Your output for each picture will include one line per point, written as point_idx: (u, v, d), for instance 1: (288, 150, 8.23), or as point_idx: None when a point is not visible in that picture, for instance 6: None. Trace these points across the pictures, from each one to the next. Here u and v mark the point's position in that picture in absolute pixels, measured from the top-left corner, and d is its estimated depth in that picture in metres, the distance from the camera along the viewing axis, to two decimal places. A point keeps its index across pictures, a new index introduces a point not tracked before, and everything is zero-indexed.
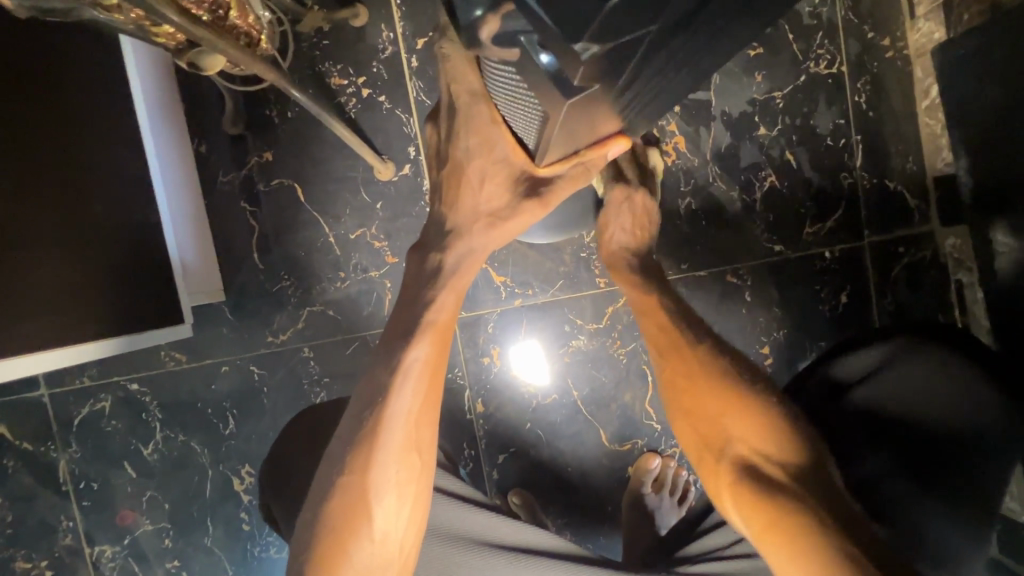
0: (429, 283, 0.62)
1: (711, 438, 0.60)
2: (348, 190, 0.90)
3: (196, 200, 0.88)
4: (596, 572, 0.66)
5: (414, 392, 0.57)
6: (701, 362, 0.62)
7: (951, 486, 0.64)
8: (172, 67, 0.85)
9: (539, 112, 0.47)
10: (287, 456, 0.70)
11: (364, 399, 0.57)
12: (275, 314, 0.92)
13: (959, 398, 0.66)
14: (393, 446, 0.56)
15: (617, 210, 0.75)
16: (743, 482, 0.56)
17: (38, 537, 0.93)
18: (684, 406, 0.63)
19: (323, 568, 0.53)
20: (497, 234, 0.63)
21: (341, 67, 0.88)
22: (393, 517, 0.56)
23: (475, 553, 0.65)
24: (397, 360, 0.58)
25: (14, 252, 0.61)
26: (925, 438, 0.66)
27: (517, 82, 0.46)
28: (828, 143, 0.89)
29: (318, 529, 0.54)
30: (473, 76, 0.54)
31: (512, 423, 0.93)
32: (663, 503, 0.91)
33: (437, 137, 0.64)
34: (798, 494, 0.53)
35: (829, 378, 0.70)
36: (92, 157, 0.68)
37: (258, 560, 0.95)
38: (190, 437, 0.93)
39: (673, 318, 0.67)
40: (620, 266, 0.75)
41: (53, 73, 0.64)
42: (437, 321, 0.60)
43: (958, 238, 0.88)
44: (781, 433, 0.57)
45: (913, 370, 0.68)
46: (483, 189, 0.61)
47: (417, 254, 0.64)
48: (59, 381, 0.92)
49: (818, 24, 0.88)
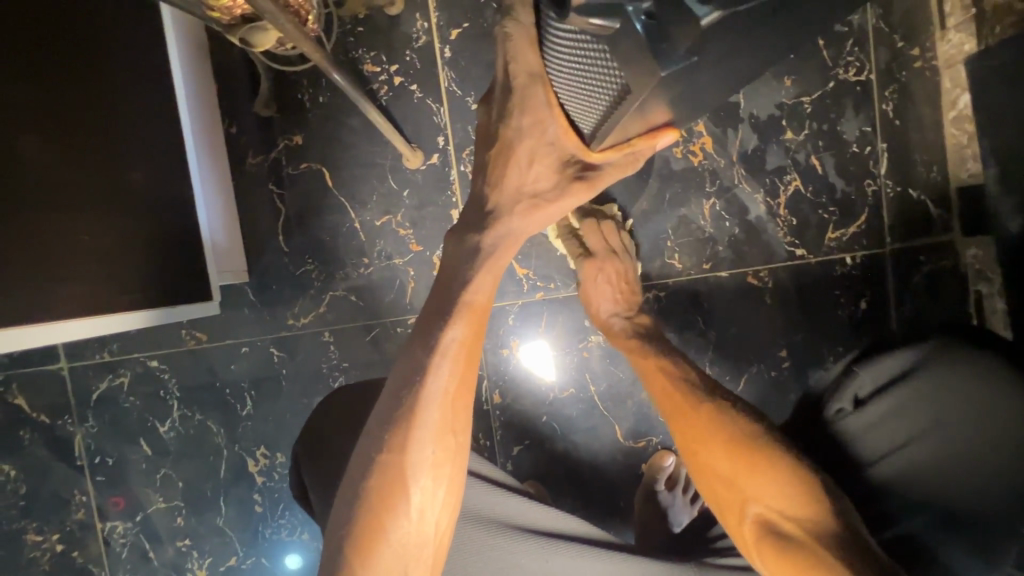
0: (463, 263, 0.62)
1: (729, 497, 0.61)
2: (376, 176, 0.91)
3: (224, 179, 0.88)
4: (621, 560, 0.66)
5: (450, 371, 0.58)
6: (705, 421, 0.64)
7: (993, 495, 0.61)
8: (207, 46, 0.86)
9: (617, 88, 0.48)
10: (314, 437, 0.71)
11: (400, 377, 0.58)
12: (297, 297, 0.92)
13: (1008, 405, 0.62)
14: (427, 428, 0.56)
15: (593, 283, 0.83)
16: (767, 543, 0.56)
17: (50, 510, 0.93)
18: (697, 468, 0.64)
19: (360, 548, 0.54)
20: (536, 218, 0.64)
21: (374, 55, 0.88)
22: (428, 498, 0.56)
23: (502, 535, 0.66)
24: (432, 340, 0.58)
25: (60, 217, 0.61)
26: (956, 444, 0.64)
27: (590, 49, 0.47)
28: (854, 150, 0.90)
29: (356, 506, 0.55)
30: (534, 55, 0.56)
31: (528, 417, 0.94)
32: (676, 501, 0.89)
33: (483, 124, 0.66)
34: (823, 552, 0.52)
35: (861, 378, 0.69)
36: (127, 128, 0.69)
37: (269, 542, 0.95)
38: (207, 416, 0.93)
39: (681, 382, 0.70)
40: (614, 329, 0.82)
41: (99, 41, 0.65)
42: (475, 302, 0.61)
43: (981, 248, 0.88)
44: (793, 488, 0.57)
45: (947, 374, 0.65)
46: (529, 173, 0.62)
47: (452, 237, 0.65)
48: (79, 354, 0.92)
49: (849, 31, 0.89)
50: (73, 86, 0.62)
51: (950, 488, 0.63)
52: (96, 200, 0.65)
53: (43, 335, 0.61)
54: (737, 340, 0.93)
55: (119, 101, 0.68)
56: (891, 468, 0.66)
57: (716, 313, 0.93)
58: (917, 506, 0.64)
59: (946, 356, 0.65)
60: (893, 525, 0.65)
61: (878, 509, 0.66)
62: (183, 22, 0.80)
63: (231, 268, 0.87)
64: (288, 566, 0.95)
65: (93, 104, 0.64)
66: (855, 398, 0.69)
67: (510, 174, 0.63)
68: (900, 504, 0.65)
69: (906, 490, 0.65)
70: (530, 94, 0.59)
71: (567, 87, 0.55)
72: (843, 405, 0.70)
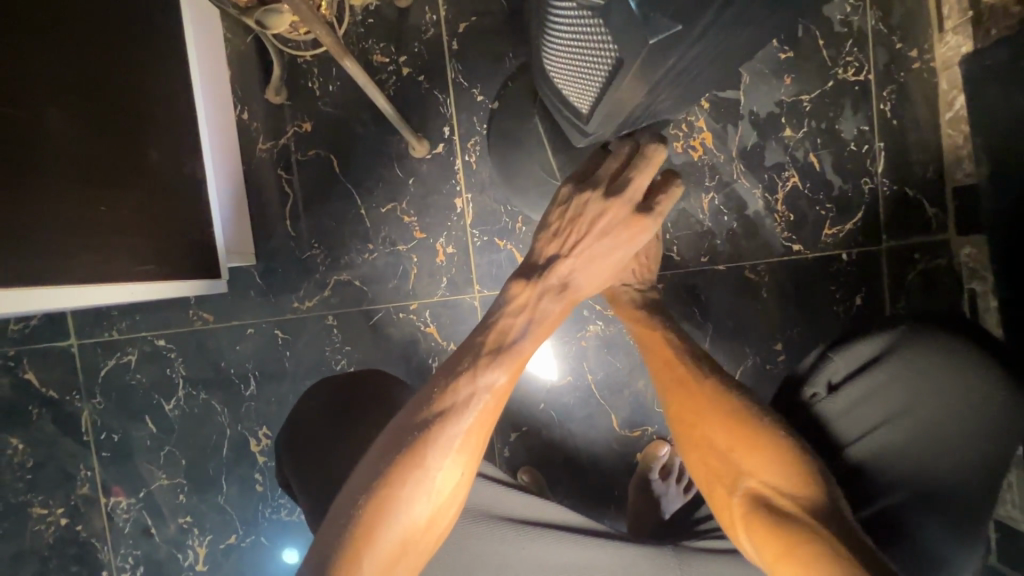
0: (521, 320, 0.60)
1: (723, 472, 0.59)
2: (382, 164, 0.93)
3: (235, 162, 0.90)
4: (594, 543, 0.67)
5: (480, 411, 0.55)
6: (711, 397, 0.63)
7: (952, 473, 0.65)
8: (220, 34, 0.89)
9: (611, 61, 0.51)
10: (304, 425, 0.73)
11: (430, 395, 0.55)
12: (302, 281, 0.94)
13: (972, 384, 0.66)
14: (449, 454, 0.53)
15: None
16: (755, 519, 0.55)
17: (56, 485, 0.95)
18: (693, 440, 0.63)
19: (354, 551, 0.49)
20: (601, 272, 0.66)
21: (383, 46, 0.91)
22: (440, 511, 0.53)
23: (484, 525, 0.67)
24: (471, 377, 0.56)
25: (82, 190, 0.62)
26: (925, 429, 0.66)
27: (584, 37, 0.53)
28: (852, 149, 0.92)
29: (346, 530, 0.50)
30: (662, 209, 0.64)
31: (526, 404, 0.96)
32: (670, 490, 0.91)
33: (577, 198, 0.63)
34: (810, 525, 0.51)
35: (835, 363, 0.69)
36: (138, 105, 0.71)
37: (269, 521, 0.96)
38: (211, 395, 0.95)
39: (687, 359, 0.69)
40: (622, 299, 0.78)
41: (113, 15, 0.67)
42: (517, 351, 0.59)
43: (975, 248, 0.90)
44: (789, 464, 0.56)
45: (919, 357, 0.67)
46: (602, 264, 0.65)
47: (519, 284, 0.62)
48: (88, 331, 0.94)
49: (848, 32, 0.91)
50: (94, 62, 0.64)
51: (919, 472, 0.65)
52: (113, 175, 0.67)
53: (57, 298, 0.60)
54: (733, 333, 0.94)
55: (133, 77, 0.70)
56: (866, 451, 0.66)
57: (713, 305, 0.94)
58: (894, 485, 0.65)
59: (923, 340, 0.67)
60: (866, 508, 0.66)
61: (858, 490, 0.66)
62: (201, 15, 0.84)
63: (238, 250, 0.90)
64: (287, 546, 0.97)
65: (112, 81, 0.67)
66: (830, 382, 0.69)
67: (586, 275, 0.65)
68: (874, 485, 0.66)
69: (875, 475, 0.66)
70: (570, 99, 0.64)
71: (583, 92, 0.60)
72: (818, 390, 0.69)
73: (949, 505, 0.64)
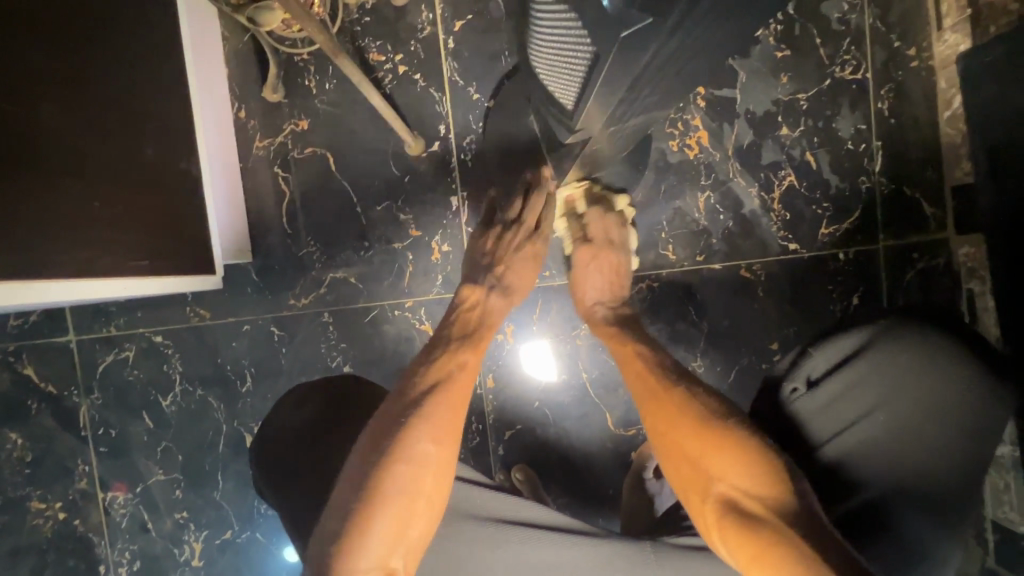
0: (480, 310, 0.75)
1: (695, 478, 0.59)
2: (378, 162, 0.93)
3: (232, 161, 0.92)
4: (580, 542, 0.67)
5: (454, 390, 0.63)
6: (680, 405, 0.63)
7: (931, 470, 0.64)
8: (218, 33, 0.90)
9: (588, 56, 0.52)
10: (290, 423, 0.73)
11: (409, 383, 0.62)
12: (298, 278, 0.95)
13: (954, 381, 0.65)
14: (427, 436, 0.57)
15: (586, 269, 0.82)
16: (730, 521, 0.54)
17: (54, 479, 0.96)
18: (666, 448, 0.62)
19: (352, 542, 0.51)
20: (523, 277, 0.80)
21: (379, 44, 0.91)
22: (430, 492, 0.56)
23: (470, 525, 0.68)
24: (445, 361, 0.66)
25: (76, 184, 0.62)
26: (903, 426, 0.65)
27: (567, 31, 0.54)
28: (849, 147, 0.91)
29: (344, 522, 0.52)
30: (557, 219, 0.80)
31: (521, 402, 0.96)
32: (664, 489, 0.90)
33: (493, 232, 0.80)
34: (782, 529, 0.51)
35: (814, 359, 0.68)
36: (133, 100, 0.71)
37: (264, 517, 0.97)
38: (208, 391, 0.96)
39: (654, 366, 0.69)
40: (595, 318, 0.82)
41: (109, 13, 0.68)
42: (476, 335, 0.72)
43: (972, 248, 0.88)
44: (756, 467, 0.55)
45: (898, 353, 0.66)
46: (527, 266, 0.79)
47: (469, 288, 0.76)
48: (87, 326, 0.95)
49: (845, 30, 0.90)
50: (92, 58, 0.65)
51: (898, 469, 0.64)
52: (107, 170, 0.67)
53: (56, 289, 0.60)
54: (729, 332, 0.94)
55: (129, 73, 0.71)
56: (843, 448, 0.66)
57: (708, 304, 0.94)
58: (873, 482, 0.65)
59: (901, 337, 0.67)
60: (848, 503, 0.65)
61: (836, 487, 0.66)
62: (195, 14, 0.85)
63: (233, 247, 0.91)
64: (282, 541, 0.97)
65: (109, 78, 0.68)
66: (809, 378, 0.68)
67: (513, 276, 0.79)
68: (856, 482, 0.65)
69: (853, 472, 0.65)
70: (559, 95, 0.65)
71: (567, 90, 0.61)
72: (797, 384, 0.68)
73: (932, 504, 0.64)
